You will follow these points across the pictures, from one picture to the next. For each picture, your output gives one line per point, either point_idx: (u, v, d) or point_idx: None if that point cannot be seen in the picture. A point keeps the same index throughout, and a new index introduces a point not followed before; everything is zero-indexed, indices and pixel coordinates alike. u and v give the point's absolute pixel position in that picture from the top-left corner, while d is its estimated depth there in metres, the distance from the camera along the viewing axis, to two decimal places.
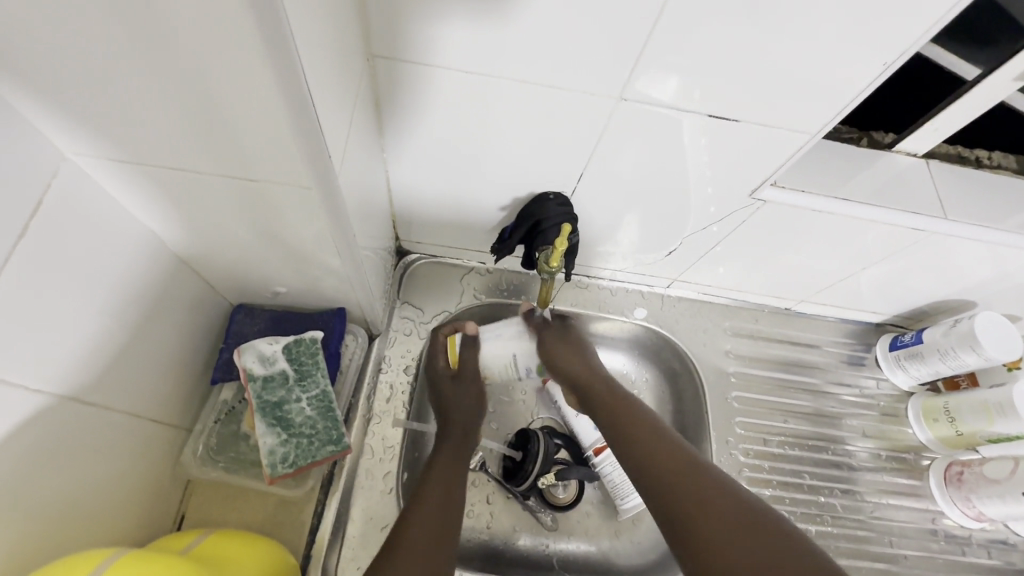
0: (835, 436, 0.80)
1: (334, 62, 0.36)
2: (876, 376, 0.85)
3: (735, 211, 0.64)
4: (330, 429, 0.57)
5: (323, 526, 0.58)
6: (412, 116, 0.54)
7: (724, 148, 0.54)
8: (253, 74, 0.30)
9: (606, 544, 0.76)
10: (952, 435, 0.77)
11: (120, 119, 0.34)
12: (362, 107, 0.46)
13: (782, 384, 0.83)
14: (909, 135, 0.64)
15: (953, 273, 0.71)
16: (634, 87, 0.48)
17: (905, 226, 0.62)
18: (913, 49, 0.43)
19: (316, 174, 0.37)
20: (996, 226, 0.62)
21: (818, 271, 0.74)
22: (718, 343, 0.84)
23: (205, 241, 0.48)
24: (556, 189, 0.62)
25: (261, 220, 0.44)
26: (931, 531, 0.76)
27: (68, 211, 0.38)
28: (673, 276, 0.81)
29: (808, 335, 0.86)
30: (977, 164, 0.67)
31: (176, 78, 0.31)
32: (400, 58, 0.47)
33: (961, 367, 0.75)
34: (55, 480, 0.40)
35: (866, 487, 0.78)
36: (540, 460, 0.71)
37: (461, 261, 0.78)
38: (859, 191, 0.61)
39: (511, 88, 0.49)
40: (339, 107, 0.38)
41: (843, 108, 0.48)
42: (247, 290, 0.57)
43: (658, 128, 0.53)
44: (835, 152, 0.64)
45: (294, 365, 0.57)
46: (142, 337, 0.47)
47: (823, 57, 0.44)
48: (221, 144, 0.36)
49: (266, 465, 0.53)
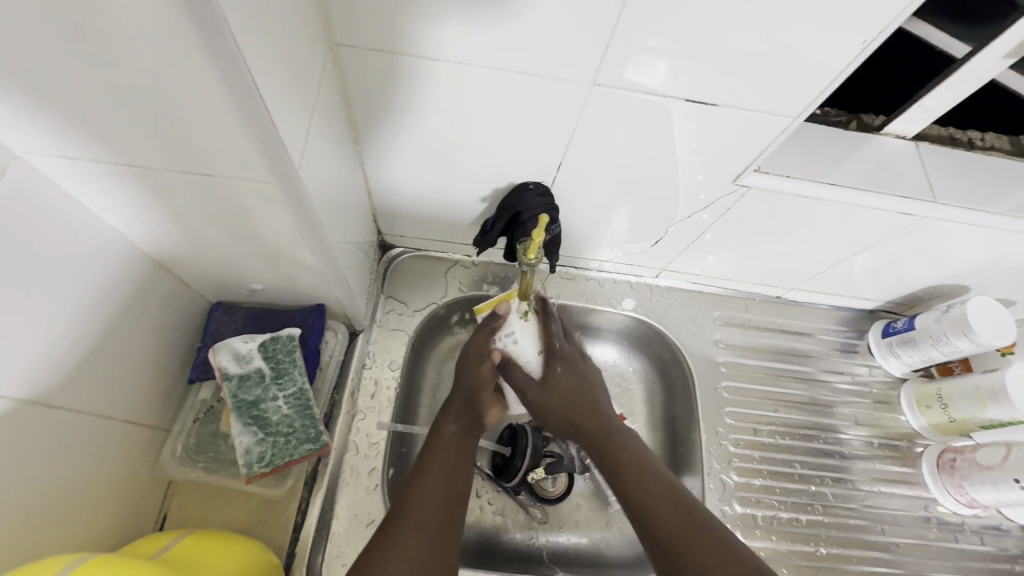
0: (827, 424, 0.80)
1: (285, 51, 0.35)
2: (869, 364, 0.84)
3: (720, 198, 0.62)
4: (307, 427, 0.56)
5: (307, 524, 0.58)
6: (383, 107, 0.52)
7: (706, 131, 0.53)
8: (196, 64, 0.29)
9: (597, 535, 0.76)
10: (946, 421, 0.76)
11: (66, 115, 0.33)
12: (326, 98, 0.45)
13: (774, 373, 0.82)
14: (897, 117, 0.62)
15: (944, 258, 0.69)
16: (608, 71, 0.47)
17: (892, 211, 0.60)
18: (894, 26, 0.41)
19: (273, 167, 0.36)
20: (988, 209, 0.61)
21: (807, 258, 0.73)
22: (708, 332, 0.82)
23: (173, 239, 0.47)
24: (537, 179, 0.61)
25: (225, 215, 0.43)
26: (924, 518, 0.76)
27: (23, 210, 0.37)
28: (662, 266, 0.80)
29: (799, 323, 0.84)
30: (966, 145, 0.66)
31: (114, 70, 0.30)
32: (365, 46, 0.46)
33: (954, 353, 0.74)
34: (22, 485, 0.39)
35: (859, 475, 0.77)
36: (529, 456, 0.71)
37: (446, 254, 0.77)
38: (846, 175, 0.60)
39: (483, 76, 0.48)
40: (296, 98, 0.37)
41: (824, 90, 0.47)
42: (222, 287, 0.57)
43: (636, 114, 0.51)
44: (822, 135, 0.62)
45: (270, 363, 0.56)
46: (111, 338, 0.47)
47: (800, 38, 0.42)
48: (174, 139, 0.35)
49: (242, 465, 0.53)
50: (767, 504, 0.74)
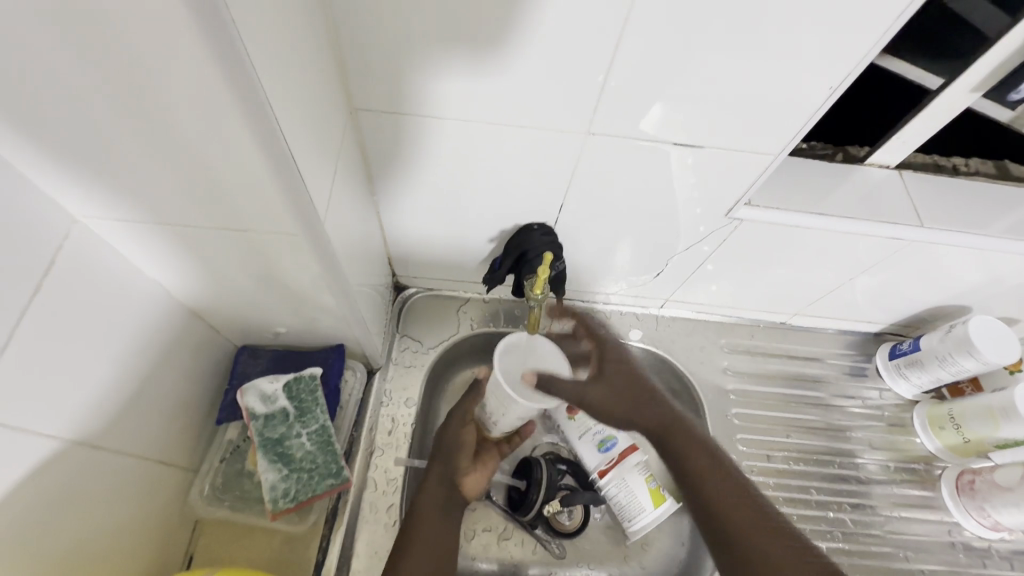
0: (842, 449, 0.80)
1: (312, 116, 0.39)
2: (879, 387, 0.84)
3: (717, 230, 0.65)
4: (329, 463, 0.58)
5: (329, 561, 0.59)
6: (395, 161, 0.57)
7: (700, 169, 0.57)
8: (242, 135, 0.33)
9: (616, 570, 0.75)
10: (960, 443, 0.75)
11: (124, 184, 0.38)
12: (346, 156, 0.50)
13: (785, 399, 0.83)
14: (881, 147, 0.65)
15: (942, 278, 0.71)
16: (601, 121, 0.51)
17: (880, 236, 0.63)
18: (857, 71, 0.45)
19: (301, 220, 0.40)
20: (973, 231, 0.63)
21: (808, 284, 0.75)
22: (715, 360, 0.84)
23: (206, 288, 0.51)
24: (540, 220, 0.64)
25: (256, 264, 0.47)
26: (948, 543, 0.74)
27: (78, 266, 0.41)
28: (666, 297, 0.82)
29: (806, 348, 0.86)
30: (950, 172, 0.69)
31: (171, 147, 0.34)
32: (381, 108, 0.51)
33: (962, 372, 0.74)
34: (67, 523, 0.42)
35: (879, 500, 0.76)
36: (543, 487, 0.73)
37: (457, 292, 0.80)
38: (834, 204, 0.63)
39: (486, 130, 0.52)
40: (321, 156, 0.42)
41: (801, 129, 0.51)
42: (250, 331, 0.60)
43: (634, 157, 0.55)
44: (810, 168, 0.66)
45: (294, 402, 0.58)
46: (149, 382, 0.50)
47: (773, 85, 0.46)
48: (217, 200, 0.39)
49: (268, 500, 0.55)
50: None
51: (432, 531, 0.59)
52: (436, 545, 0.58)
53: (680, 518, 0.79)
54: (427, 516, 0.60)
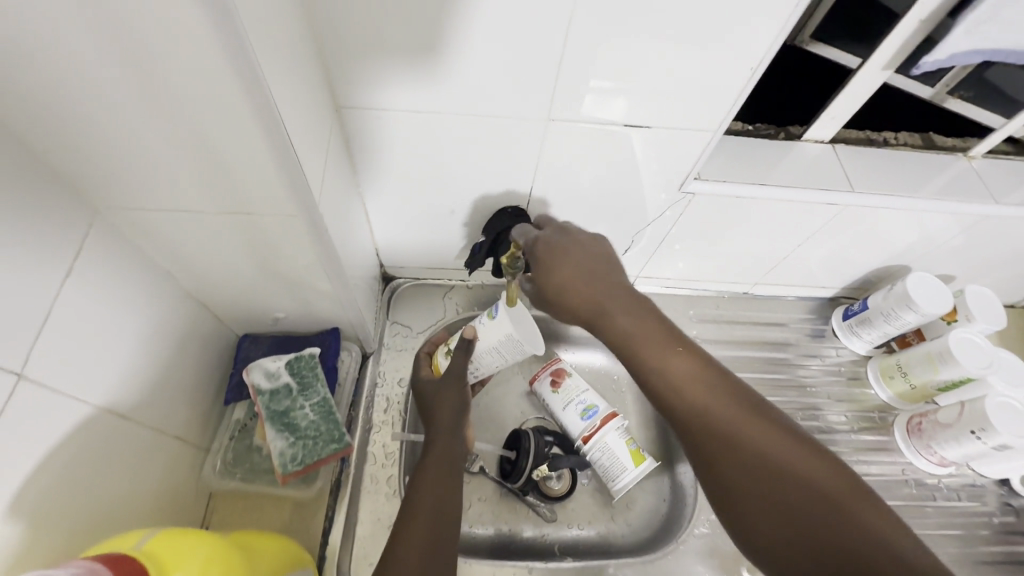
0: (805, 403, 0.86)
1: (301, 110, 0.45)
2: (836, 346, 0.91)
3: (674, 205, 0.72)
4: (332, 430, 0.63)
5: (334, 527, 0.64)
6: (377, 155, 0.62)
7: (652, 148, 0.63)
8: (248, 122, 0.38)
9: (603, 527, 0.81)
10: (908, 389, 0.83)
11: (141, 174, 0.42)
12: (333, 149, 0.56)
13: (751, 362, 0.90)
14: (813, 124, 0.73)
15: (880, 240, 0.79)
16: (560, 108, 0.57)
17: (818, 202, 0.70)
18: (773, 51, 0.52)
19: (297, 200, 0.46)
20: (900, 193, 0.71)
21: (762, 252, 0.82)
22: (685, 330, 0.91)
23: (211, 275, 0.56)
24: (513, 203, 0.71)
25: (256, 247, 0.52)
26: (903, 481, 0.81)
27: (100, 254, 0.46)
28: (636, 274, 0.89)
29: (768, 315, 0.93)
30: (882, 143, 0.76)
31: (184, 137, 0.39)
32: (362, 106, 0.56)
33: (905, 325, 0.82)
34: (99, 486, 0.46)
35: (841, 447, 0.83)
36: (532, 455, 0.77)
37: (442, 280, 0.86)
38: (776, 175, 0.70)
39: (456, 121, 0.58)
40: (312, 145, 0.47)
41: (733, 106, 0.58)
42: (251, 319, 0.65)
43: (591, 140, 0.62)
44: (754, 146, 0.73)
45: (296, 378, 0.63)
46: (162, 363, 0.54)
47: (703, 68, 0.53)
48: (223, 186, 0.44)
49: (277, 465, 0.60)
50: None
51: (429, 496, 0.58)
52: (434, 508, 0.57)
53: (660, 476, 0.85)
54: (426, 483, 0.59)
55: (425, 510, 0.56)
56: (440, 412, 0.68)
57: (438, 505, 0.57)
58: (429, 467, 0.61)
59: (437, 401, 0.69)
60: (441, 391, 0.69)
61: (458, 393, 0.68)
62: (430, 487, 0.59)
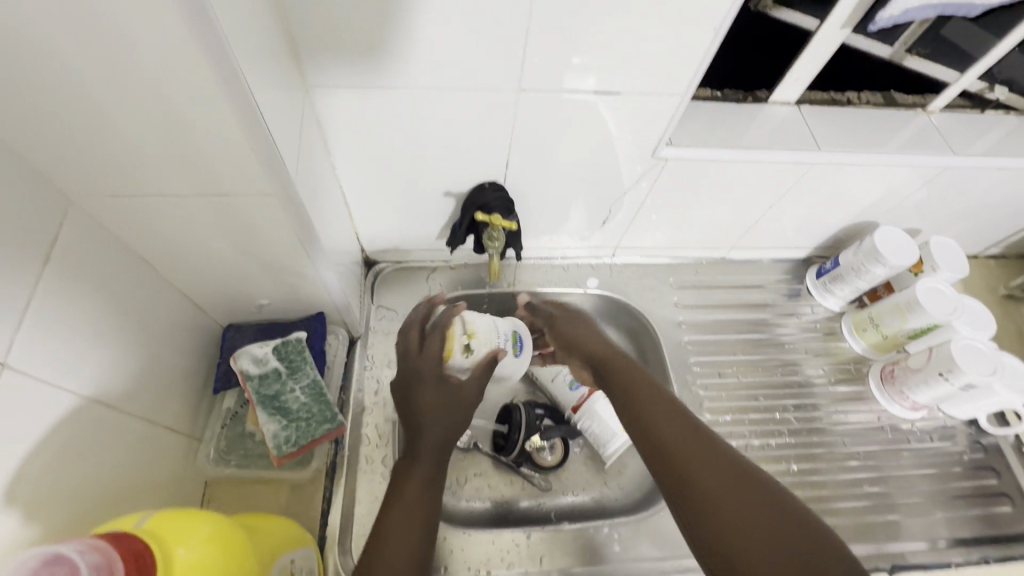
0: (784, 360, 0.89)
1: (269, 88, 0.45)
2: (811, 303, 0.94)
3: (648, 172, 0.73)
4: (324, 410, 0.63)
5: (333, 507, 0.65)
6: (350, 136, 0.62)
7: (623, 115, 0.64)
8: (215, 99, 0.38)
9: (597, 491, 0.83)
10: (881, 339, 0.86)
11: (110, 158, 0.42)
12: (305, 129, 0.55)
13: (731, 323, 0.92)
14: (778, 87, 0.74)
15: (848, 197, 0.81)
16: (529, 78, 0.58)
17: (786, 162, 0.72)
18: (734, 12, 0.53)
19: (272, 178, 0.46)
20: (863, 150, 0.73)
21: (736, 216, 0.84)
22: (667, 297, 0.92)
23: (191, 263, 0.56)
24: (490, 178, 0.71)
25: (235, 230, 0.52)
26: (879, 427, 0.85)
27: (76, 243, 0.45)
28: (616, 245, 0.90)
29: (745, 278, 0.95)
30: (846, 103, 0.79)
31: (152, 118, 0.39)
32: (332, 85, 0.56)
33: (875, 278, 0.85)
34: (91, 477, 0.46)
35: (819, 398, 0.86)
36: (524, 427, 0.79)
37: (425, 262, 0.87)
38: (745, 138, 0.72)
39: (426, 96, 0.58)
40: (282, 124, 0.47)
41: (698, 69, 0.59)
42: (234, 307, 0.65)
43: (562, 110, 0.62)
44: (723, 111, 0.75)
45: (284, 362, 0.63)
46: (146, 354, 0.54)
47: (667, 31, 0.54)
48: (197, 168, 0.44)
49: (272, 447, 0.60)
50: (739, 434, 0.82)
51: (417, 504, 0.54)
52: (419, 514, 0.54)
53: None
54: (412, 482, 0.56)
55: (410, 518, 0.53)
56: (441, 392, 0.62)
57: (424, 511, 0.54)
58: (418, 468, 0.57)
59: (437, 380, 0.62)
60: (445, 374, 0.63)
61: (479, 373, 0.64)
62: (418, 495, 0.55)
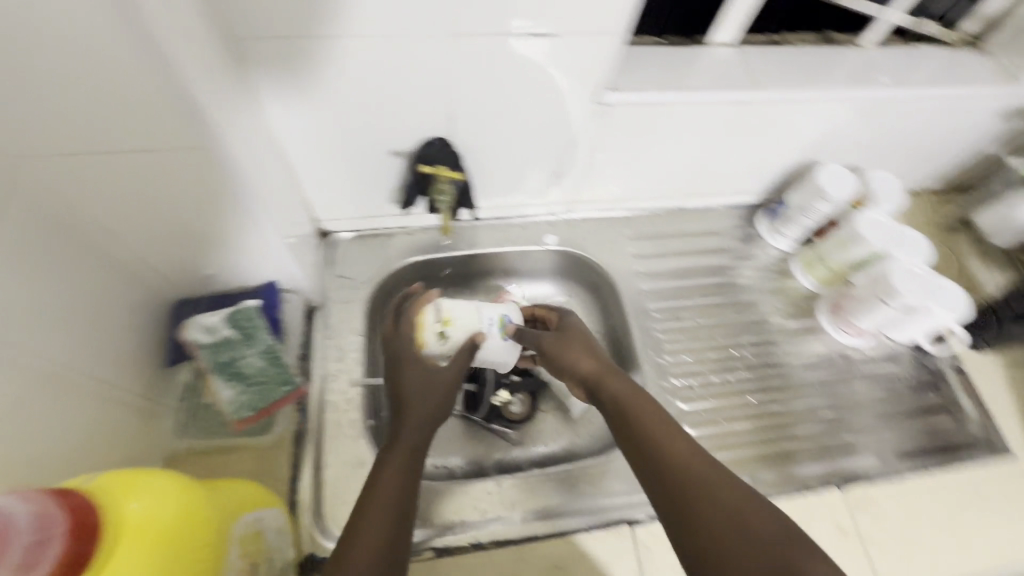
0: (739, 301, 0.92)
1: (183, 35, 0.43)
2: (763, 246, 0.97)
3: (593, 118, 0.73)
4: (280, 373, 0.65)
5: (302, 473, 0.65)
6: (285, 93, 0.61)
7: (562, 58, 0.64)
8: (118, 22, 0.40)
9: (566, 440, 0.85)
10: (828, 274, 0.90)
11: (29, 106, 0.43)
12: (234, 85, 0.54)
13: (689, 270, 0.94)
14: (714, 30, 0.76)
15: (790, 136, 0.83)
16: (462, 22, 0.57)
17: (724, 102, 0.74)
18: None
19: (190, 118, 0.47)
20: (800, 87, 0.75)
21: (684, 161, 0.86)
22: (625, 249, 0.93)
23: (129, 229, 0.57)
24: (436, 133, 0.71)
25: (164, 185, 0.53)
26: (829, 357, 0.89)
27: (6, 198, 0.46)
28: (571, 200, 0.90)
29: (700, 225, 0.97)
30: (785, 44, 0.80)
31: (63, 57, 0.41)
32: (258, 37, 0.54)
33: (820, 216, 0.88)
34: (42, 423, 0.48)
35: (773, 334, 0.90)
36: (491, 383, 0.82)
37: (381, 229, 0.86)
38: (685, 81, 0.73)
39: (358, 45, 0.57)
40: (201, 75, 0.46)
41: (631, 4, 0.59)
42: (181, 281, 0.66)
43: (500, 55, 0.62)
44: (664, 55, 0.75)
45: (236, 330, 0.63)
46: (93, 318, 0.56)
47: None
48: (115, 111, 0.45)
49: (229, 412, 0.62)
50: (698, 373, 0.85)
51: (391, 493, 0.51)
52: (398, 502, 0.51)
53: None
54: (391, 471, 0.53)
55: (386, 506, 0.50)
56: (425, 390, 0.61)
57: (402, 499, 0.52)
58: (393, 460, 0.54)
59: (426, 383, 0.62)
60: (425, 368, 0.63)
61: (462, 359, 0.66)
62: (392, 483, 0.52)
